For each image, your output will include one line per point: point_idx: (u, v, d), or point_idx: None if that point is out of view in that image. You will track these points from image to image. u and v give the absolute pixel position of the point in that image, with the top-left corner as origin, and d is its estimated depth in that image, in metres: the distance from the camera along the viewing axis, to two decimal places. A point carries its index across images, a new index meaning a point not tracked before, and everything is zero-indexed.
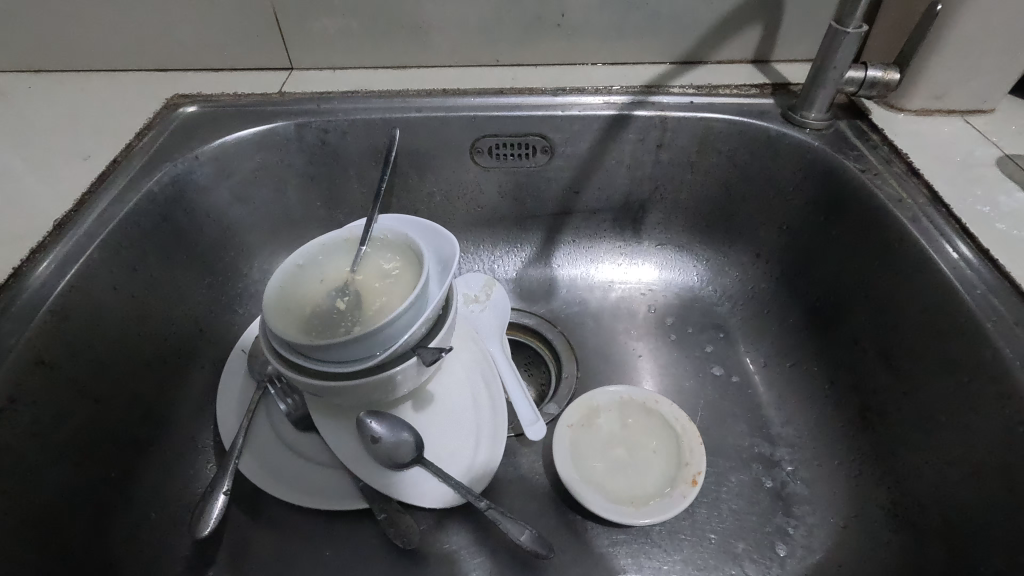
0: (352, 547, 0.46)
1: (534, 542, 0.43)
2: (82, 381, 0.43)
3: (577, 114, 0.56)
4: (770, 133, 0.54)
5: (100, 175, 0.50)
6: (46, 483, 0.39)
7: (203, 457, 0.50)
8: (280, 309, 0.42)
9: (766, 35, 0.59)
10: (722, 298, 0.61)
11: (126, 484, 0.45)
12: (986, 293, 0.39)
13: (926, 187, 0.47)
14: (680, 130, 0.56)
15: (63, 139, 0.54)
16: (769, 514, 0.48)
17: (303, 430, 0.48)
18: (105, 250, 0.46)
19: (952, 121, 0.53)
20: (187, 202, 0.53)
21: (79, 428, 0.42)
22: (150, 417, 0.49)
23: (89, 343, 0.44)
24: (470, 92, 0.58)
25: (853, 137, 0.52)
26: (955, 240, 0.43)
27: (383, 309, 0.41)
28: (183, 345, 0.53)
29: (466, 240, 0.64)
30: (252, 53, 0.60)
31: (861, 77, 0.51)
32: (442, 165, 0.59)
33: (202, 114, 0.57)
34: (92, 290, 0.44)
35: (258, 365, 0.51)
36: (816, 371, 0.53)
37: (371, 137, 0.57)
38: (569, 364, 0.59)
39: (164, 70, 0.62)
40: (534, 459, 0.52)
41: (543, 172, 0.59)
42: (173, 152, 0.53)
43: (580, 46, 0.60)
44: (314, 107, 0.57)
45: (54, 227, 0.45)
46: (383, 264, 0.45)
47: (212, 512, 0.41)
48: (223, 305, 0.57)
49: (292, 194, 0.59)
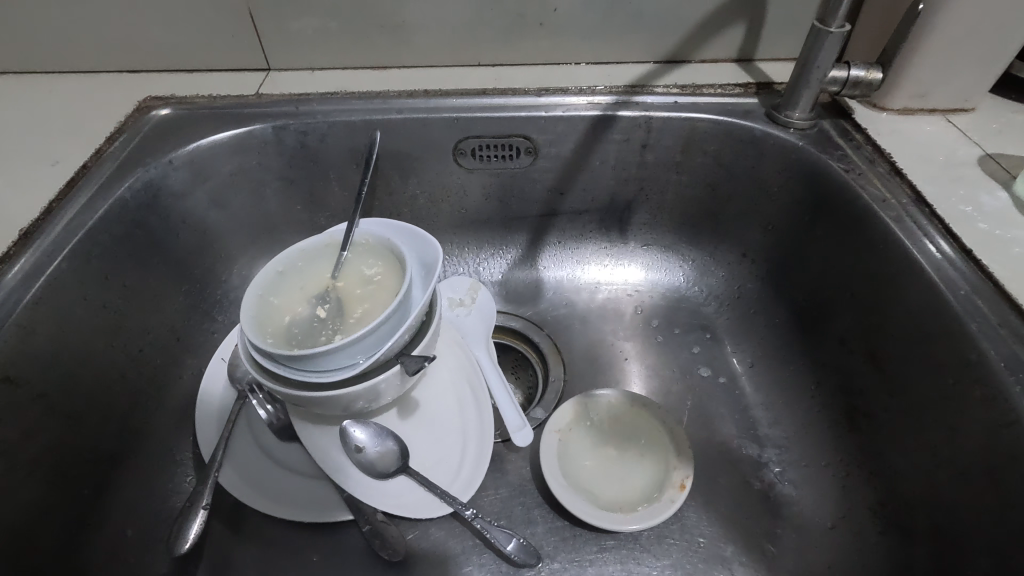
0: (337, 560, 0.45)
1: (521, 551, 0.45)
2: (53, 397, 0.42)
3: (561, 114, 0.55)
4: (755, 133, 0.54)
5: (68, 181, 0.48)
6: (15, 503, 0.38)
7: (182, 469, 0.49)
8: (259, 317, 0.41)
9: (749, 34, 0.59)
10: (709, 298, 0.61)
11: (98, 502, 0.44)
12: (970, 294, 0.39)
13: (909, 187, 0.47)
14: (665, 130, 0.56)
15: (30, 143, 0.52)
16: (757, 516, 0.47)
17: (284, 440, 0.47)
18: (74, 260, 0.44)
19: (934, 121, 0.53)
20: (162, 208, 0.52)
21: (49, 446, 0.41)
22: (124, 431, 0.47)
23: (58, 357, 0.42)
24: (453, 93, 0.57)
25: (836, 137, 0.52)
26: (937, 238, 0.43)
27: (365, 316, 0.41)
28: (158, 355, 0.52)
29: (451, 243, 0.63)
30: (227, 53, 0.59)
31: (844, 77, 0.51)
32: (424, 166, 0.58)
33: (177, 116, 0.55)
34: (59, 301, 0.43)
35: (239, 374, 0.50)
36: (802, 371, 0.53)
37: (352, 139, 0.56)
38: (556, 367, 0.58)
39: (135, 71, 0.60)
40: (521, 466, 0.51)
41: (528, 174, 0.59)
42: (146, 157, 0.51)
43: (563, 46, 0.59)
44: (292, 108, 0.55)
45: (19, 237, 0.44)
46: (365, 269, 0.45)
47: (191, 529, 0.40)
48: (200, 313, 0.56)
49: (271, 199, 0.58)
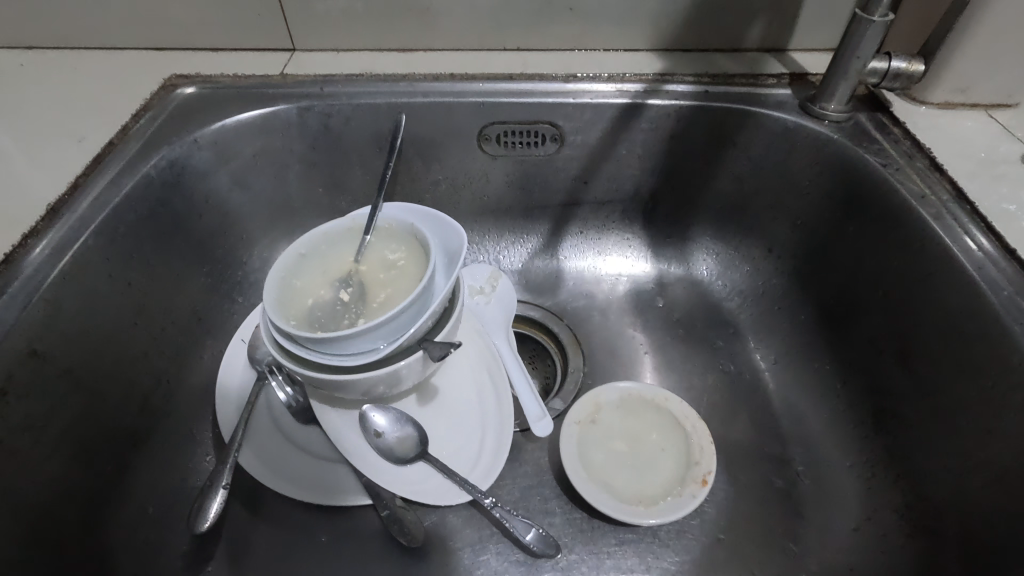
0: (355, 543, 0.46)
1: (539, 541, 0.44)
2: (77, 373, 0.42)
3: (589, 102, 0.54)
4: (787, 124, 0.53)
5: (95, 158, 0.48)
6: (39, 477, 0.38)
7: (202, 449, 0.49)
8: (282, 299, 0.41)
9: (785, 23, 0.57)
10: (732, 293, 0.60)
11: (119, 478, 0.44)
12: (1013, 295, 0.38)
13: (949, 183, 0.45)
14: (695, 121, 0.55)
15: (55, 119, 0.52)
16: (779, 514, 0.47)
17: (304, 423, 0.46)
18: (100, 237, 0.44)
19: (975, 115, 0.51)
20: (186, 188, 0.51)
21: (73, 422, 0.41)
22: (146, 409, 0.48)
23: (82, 333, 0.43)
24: (479, 78, 0.56)
25: (873, 131, 0.51)
26: (977, 235, 0.42)
27: (388, 301, 0.41)
28: (180, 334, 0.52)
29: (472, 230, 0.63)
30: (252, 32, 0.58)
31: (885, 68, 0.50)
32: (448, 152, 0.57)
33: (202, 96, 0.55)
34: (85, 277, 0.43)
35: (259, 355, 0.49)
36: (828, 370, 0.52)
37: (376, 122, 0.55)
38: (574, 358, 0.57)
39: (160, 49, 0.60)
40: (539, 456, 0.51)
41: (552, 162, 0.58)
42: (171, 135, 0.51)
43: (592, 31, 0.58)
44: (317, 90, 0.55)
45: (47, 212, 0.44)
46: (388, 255, 0.44)
47: (211, 508, 0.40)
48: (222, 294, 0.56)
49: (294, 181, 0.57)
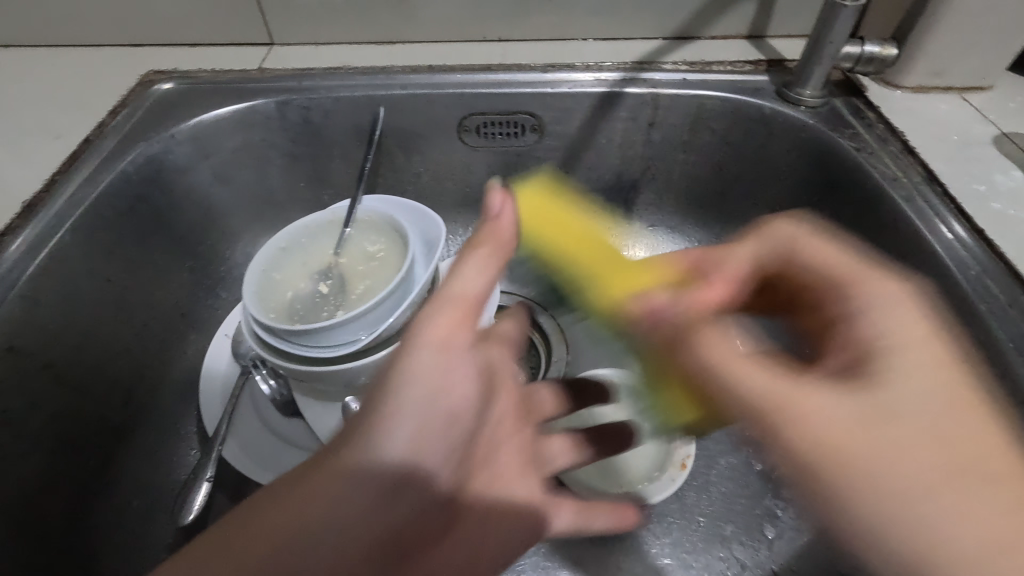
0: None
1: None
2: (57, 367, 0.42)
3: (567, 91, 0.54)
4: (765, 111, 0.53)
5: (71, 154, 0.48)
6: (19, 471, 0.39)
7: (187, 443, 0.49)
8: (262, 293, 0.41)
9: (762, 9, 0.57)
10: None
11: (103, 473, 0.45)
12: (980, 274, 0.39)
13: (922, 166, 0.46)
14: (673, 108, 0.55)
15: (34, 116, 0.52)
16: (758, 496, 0.48)
17: (287, 415, 0.47)
18: (77, 233, 0.44)
19: (950, 99, 0.52)
20: (164, 183, 0.51)
21: (54, 417, 0.42)
22: (129, 404, 0.48)
23: (60, 328, 0.43)
24: (457, 69, 0.56)
25: (849, 115, 0.51)
26: (950, 220, 0.42)
27: (366, 293, 0.42)
28: (162, 329, 0.52)
29: (455, 222, 0.63)
30: (230, 27, 0.58)
31: (858, 52, 0.51)
32: (429, 144, 0.57)
33: (180, 91, 0.55)
34: (63, 273, 0.43)
35: (242, 350, 0.50)
36: None
37: (356, 115, 0.55)
38: (558, 347, 0.56)
39: (138, 45, 0.60)
40: None
41: (533, 151, 0.58)
42: (148, 130, 0.51)
43: (571, 21, 0.58)
44: (295, 84, 0.55)
45: (23, 209, 0.44)
46: (367, 247, 0.45)
47: (195, 501, 0.42)
48: (205, 289, 0.56)
49: (275, 175, 0.57)
